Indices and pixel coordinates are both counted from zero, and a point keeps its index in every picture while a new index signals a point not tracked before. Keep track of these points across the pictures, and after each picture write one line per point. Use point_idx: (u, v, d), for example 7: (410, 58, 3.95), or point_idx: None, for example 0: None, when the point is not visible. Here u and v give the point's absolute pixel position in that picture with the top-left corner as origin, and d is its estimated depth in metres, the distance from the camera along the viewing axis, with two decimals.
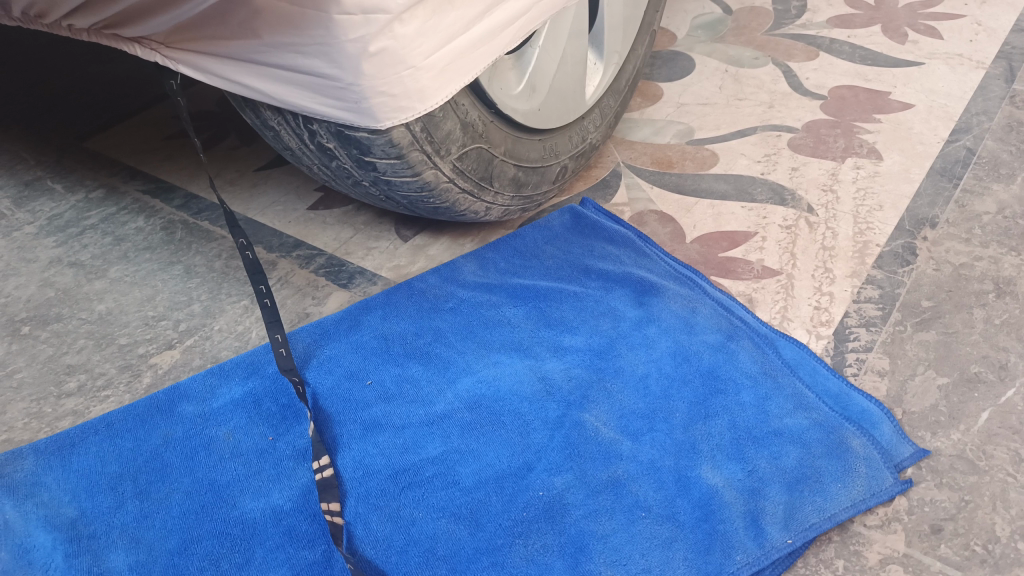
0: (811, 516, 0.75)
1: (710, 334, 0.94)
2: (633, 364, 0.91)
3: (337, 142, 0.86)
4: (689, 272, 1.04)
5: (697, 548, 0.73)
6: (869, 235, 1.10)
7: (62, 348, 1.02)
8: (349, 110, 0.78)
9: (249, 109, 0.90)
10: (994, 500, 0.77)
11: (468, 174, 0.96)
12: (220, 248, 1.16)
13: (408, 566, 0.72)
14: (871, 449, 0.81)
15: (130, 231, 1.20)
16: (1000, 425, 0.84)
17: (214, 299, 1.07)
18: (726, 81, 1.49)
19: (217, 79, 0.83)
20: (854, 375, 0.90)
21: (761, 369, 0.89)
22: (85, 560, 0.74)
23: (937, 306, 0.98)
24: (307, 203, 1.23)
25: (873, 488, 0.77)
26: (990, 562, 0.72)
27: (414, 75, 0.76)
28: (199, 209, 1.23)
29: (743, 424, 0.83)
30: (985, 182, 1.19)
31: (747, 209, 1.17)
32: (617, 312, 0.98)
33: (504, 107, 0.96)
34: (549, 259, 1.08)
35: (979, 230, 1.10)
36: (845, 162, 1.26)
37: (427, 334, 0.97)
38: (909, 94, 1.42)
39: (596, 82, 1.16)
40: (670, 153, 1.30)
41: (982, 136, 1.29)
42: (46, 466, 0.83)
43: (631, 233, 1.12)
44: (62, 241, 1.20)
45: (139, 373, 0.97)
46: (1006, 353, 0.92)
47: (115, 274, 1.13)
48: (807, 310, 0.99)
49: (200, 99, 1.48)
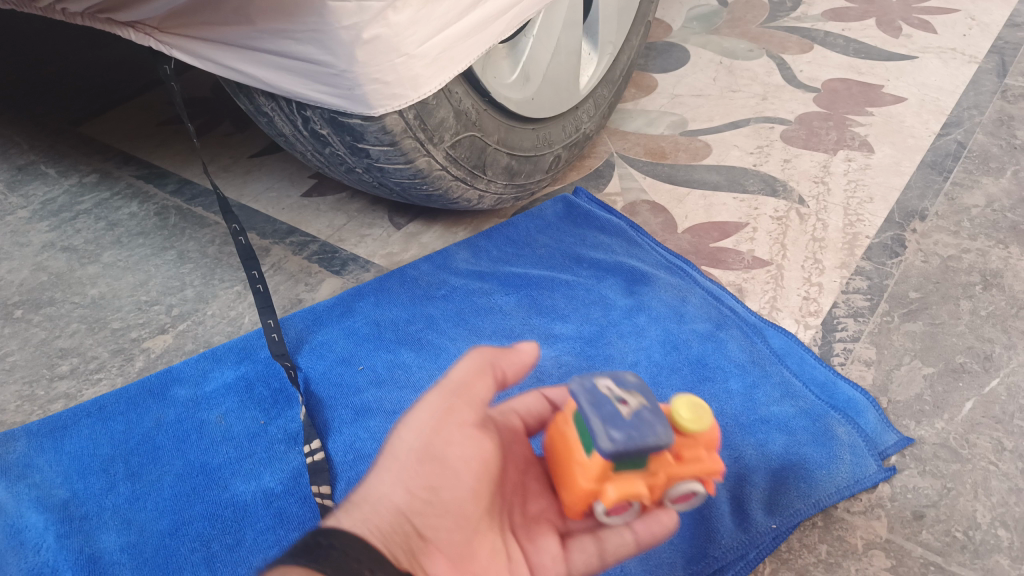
0: (796, 502, 0.76)
1: (699, 323, 0.95)
2: (623, 352, 0.92)
3: (331, 128, 0.86)
4: (680, 262, 1.05)
5: (683, 533, 0.74)
6: (859, 227, 1.11)
7: (55, 332, 1.02)
8: (342, 97, 0.78)
9: (243, 96, 0.91)
10: (975, 488, 0.78)
11: (461, 162, 0.97)
12: (214, 234, 1.16)
13: None
14: (855, 437, 0.82)
15: (124, 216, 1.20)
16: (984, 414, 0.85)
17: (207, 285, 1.08)
18: (721, 73, 1.50)
19: (212, 65, 0.83)
20: (841, 365, 0.91)
21: (748, 357, 0.90)
22: (77, 540, 0.75)
23: (924, 298, 0.99)
24: (300, 190, 1.23)
25: (858, 475, 0.78)
26: (970, 548, 0.74)
27: (407, 63, 0.76)
28: (193, 194, 1.23)
29: (731, 411, 0.84)
30: (974, 176, 1.20)
31: (738, 200, 1.18)
32: (607, 301, 0.99)
33: (498, 96, 0.96)
34: (541, 247, 1.09)
35: (968, 222, 1.11)
36: (837, 155, 1.26)
37: (419, 320, 0.97)
38: (901, 88, 1.42)
39: (590, 72, 1.16)
40: (663, 144, 1.30)
41: (973, 130, 1.30)
42: (38, 448, 0.84)
43: (623, 223, 1.12)
44: (55, 225, 1.20)
45: (131, 357, 0.98)
46: (991, 344, 0.93)
47: (109, 258, 1.13)
48: (796, 301, 1.00)
49: (195, 85, 1.49)
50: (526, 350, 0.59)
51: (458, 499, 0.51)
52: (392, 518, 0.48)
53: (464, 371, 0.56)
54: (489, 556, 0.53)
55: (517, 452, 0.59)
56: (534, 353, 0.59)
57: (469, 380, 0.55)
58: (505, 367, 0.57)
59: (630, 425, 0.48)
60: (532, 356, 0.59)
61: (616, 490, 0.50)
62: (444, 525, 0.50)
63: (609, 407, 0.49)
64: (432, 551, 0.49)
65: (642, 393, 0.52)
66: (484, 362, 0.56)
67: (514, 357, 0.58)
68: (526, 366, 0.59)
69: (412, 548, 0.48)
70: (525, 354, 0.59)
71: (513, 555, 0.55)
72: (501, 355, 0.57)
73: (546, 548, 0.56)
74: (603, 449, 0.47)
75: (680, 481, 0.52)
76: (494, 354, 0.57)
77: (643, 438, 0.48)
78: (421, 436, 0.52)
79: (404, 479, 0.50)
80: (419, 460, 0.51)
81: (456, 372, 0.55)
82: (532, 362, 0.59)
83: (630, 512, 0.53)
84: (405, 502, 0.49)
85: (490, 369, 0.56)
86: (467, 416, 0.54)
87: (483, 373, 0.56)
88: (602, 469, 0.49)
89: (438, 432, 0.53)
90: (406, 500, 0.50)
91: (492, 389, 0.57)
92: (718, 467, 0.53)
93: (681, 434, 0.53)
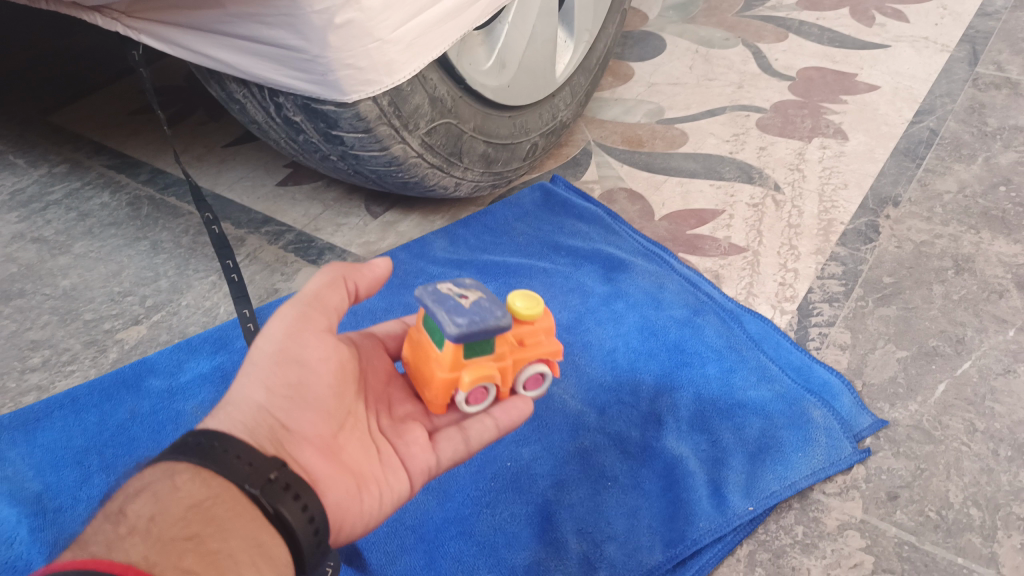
0: (771, 484, 0.77)
1: (676, 310, 0.95)
2: (601, 338, 0.92)
3: (305, 115, 0.85)
4: (658, 249, 1.05)
5: (660, 516, 0.74)
6: (834, 213, 1.12)
7: (26, 324, 1.00)
8: (315, 83, 0.77)
9: (214, 82, 0.89)
10: (947, 468, 0.80)
11: (437, 149, 0.96)
12: (187, 224, 1.15)
13: (376, 536, 0.71)
14: (831, 420, 0.82)
15: (95, 206, 1.18)
16: (956, 396, 0.86)
17: (182, 275, 1.06)
18: (697, 61, 1.50)
19: (182, 50, 0.82)
20: (817, 349, 0.92)
21: (725, 342, 0.91)
22: (50, 534, 0.74)
23: (898, 283, 1.00)
24: (276, 179, 1.22)
25: (833, 457, 0.79)
26: (943, 527, 0.75)
27: (380, 48, 0.75)
28: (166, 184, 1.22)
29: (708, 395, 0.85)
30: (946, 162, 1.21)
31: (715, 187, 1.18)
32: (585, 289, 0.99)
33: (473, 83, 0.96)
34: (519, 235, 1.09)
35: (940, 208, 1.12)
36: (812, 142, 1.27)
37: (396, 309, 0.97)
38: (875, 76, 1.44)
39: (566, 60, 1.15)
40: (641, 132, 1.31)
41: (945, 118, 1.32)
42: (10, 441, 0.82)
43: (600, 211, 1.12)
44: (25, 216, 1.17)
45: (104, 349, 0.96)
46: (963, 327, 0.95)
47: (80, 249, 1.11)
48: (772, 286, 1.01)
49: (168, 73, 1.46)
50: (379, 267, 0.67)
51: (319, 397, 0.60)
52: (255, 414, 0.58)
53: (318, 285, 0.63)
54: (357, 447, 0.61)
55: (379, 366, 0.69)
56: (387, 268, 0.68)
57: (322, 292, 0.62)
58: (359, 283, 0.65)
59: (473, 311, 0.60)
60: (384, 273, 0.67)
61: (469, 373, 0.61)
62: (306, 418, 0.59)
63: (453, 301, 0.61)
64: (298, 441, 0.58)
65: (479, 291, 0.64)
66: (336, 276, 0.63)
67: (366, 273, 0.66)
68: (379, 280, 0.67)
69: (277, 438, 0.57)
70: (378, 270, 0.67)
71: (384, 447, 0.63)
72: (355, 272, 0.65)
73: (415, 441, 0.63)
74: (452, 334, 0.58)
75: (522, 361, 0.65)
76: (347, 271, 0.65)
77: (483, 321, 0.59)
78: (280, 342, 0.60)
79: (265, 381, 0.59)
80: (278, 363, 0.59)
81: (311, 285, 0.63)
82: (385, 277, 0.67)
83: (486, 394, 0.64)
84: (267, 399, 0.58)
85: (342, 282, 0.63)
86: (323, 323, 0.62)
87: (335, 286, 0.63)
88: (455, 355, 0.61)
89: (295, 339, 0.60)
90: (267, 398, 0.58)
91: (346, 301, 0.64)
92: (552, 347, 0.66)
93: (522, 324, 0.66)
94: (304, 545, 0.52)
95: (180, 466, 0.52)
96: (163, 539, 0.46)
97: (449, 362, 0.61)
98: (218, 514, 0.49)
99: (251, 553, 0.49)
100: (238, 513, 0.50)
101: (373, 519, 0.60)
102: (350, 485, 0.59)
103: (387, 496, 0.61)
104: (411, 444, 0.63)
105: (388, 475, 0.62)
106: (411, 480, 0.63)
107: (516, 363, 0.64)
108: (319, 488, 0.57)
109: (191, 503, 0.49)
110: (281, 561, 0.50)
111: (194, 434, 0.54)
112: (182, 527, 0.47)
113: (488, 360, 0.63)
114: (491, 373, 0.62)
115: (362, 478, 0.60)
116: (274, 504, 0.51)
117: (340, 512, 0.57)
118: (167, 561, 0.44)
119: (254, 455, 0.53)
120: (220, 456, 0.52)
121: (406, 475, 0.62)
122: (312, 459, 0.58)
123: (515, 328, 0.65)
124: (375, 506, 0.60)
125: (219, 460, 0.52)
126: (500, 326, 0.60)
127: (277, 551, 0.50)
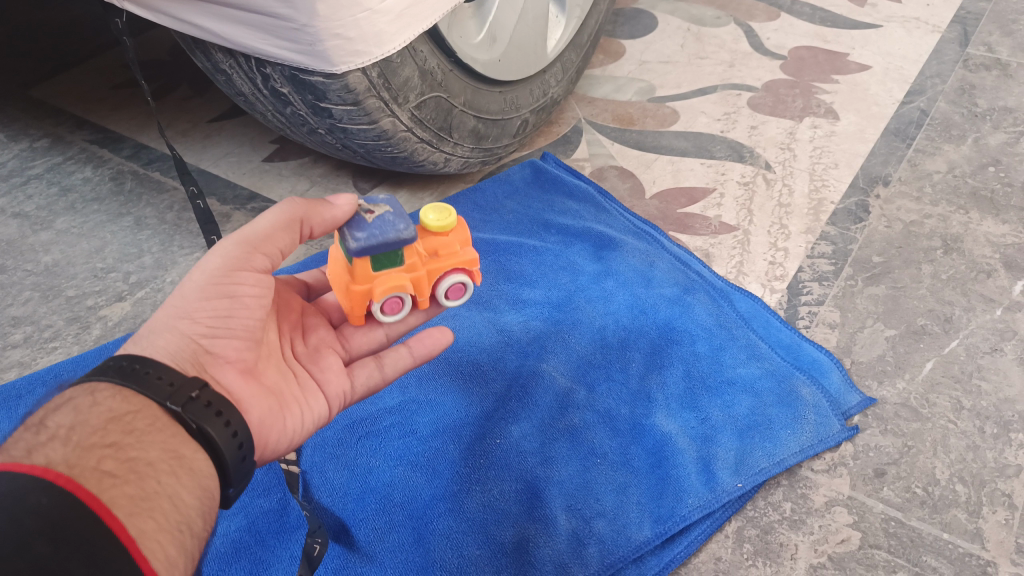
0: (760, 461, 0.77)
1: (666, 288, 0.94)
2: (590, 316, 0.91)
3: (292, 87, 0.83)
4: (649, 228, 1.04)
5: (650, 493, 0.74)
6: (824, 192, 1.12)
7: (7, 300, 0.98)
8: (304, 53, 0.76)
9: (199, 52, 0.87)
10: (934, 445, 0.80)
11: (427, 123, 0.95)
12: (172, 200, 1.13)
13: (365, 513, 0.71)
14: (819, 398, 0.82)
15: (77, 181, 1.16)
16: (943, 374, 0.87)
17: (166, 252, 1.05)
18: (688, 39, 1.49)
19: (164, 17, 0.79)
20: (806, 328, 0.92)
21: (715, 321, 0.90)
22: None
23: (887, 262, 1.00)
24: (262, 155, 1.20)
25: (821, 435, 0.79)
26: (929, 503, 0.75)
27: (371, 18, 0.75)
28: (150, 159, 1.20)
29: (697, 372, 0.85)
30: (936, 143, 1.21)
31: (705, 165, 1.18)
32: (576, 267, 0.98)
33: (464, 56, 0.95)
34: (509, 213, 1.08)
35: (929, 188, 1.12)
36: (803, 122, 1.27)
37: None
38: (866, 56, 1.43)
39: (557, 36, 1.14)
40: (631, 110, 1.30)
41: (935, 99, 1.31)
42: None
43: (591, 188, 1.11)
44: (5, 191, 1.15)
45: (88, 325, 0.95)
46: (951, 306, 0.95)
47: (62, 224, 1.09)
48: (762, 265, 1.01)
49: (152, 46, 1.44)
50: (343, 205, 0.62)
51: (245, 325, 0.59)
52: (179, 342, 0.56)
53: (268, 223, 0.61)
54: (275, 371, 0.62)
55: (292, 297, 0.69)
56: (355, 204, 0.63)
57: (273, 231, 0.61)
58: (314, 223, 0.62)
59: (373, 226, 0.62)
60: (348, 211, 0.62)
61: (380, 285, 0.63)
62: (233, 345, 0.59)
63: (357, 218, 0.63)
64: (221, 363, 0.58)
65: (390, 204, 0.65)
66: (292, 217, 0.62)
67: (325, 215, 0.61)
68: (339, 224, 0.62)
69: (200, 361, 0.57)
70: (341, 209, 0.62)
71: (300, 372, 0.64)
72: (314, 211, 0.61)
73: (330, 366, 0.65)
74: (351, 250, 0.61)
75: (437, 272, 0.66)
76: (307, 210, 0.62)
77: (383, 235, 0.61)
78: (212, 274, 0.58)
79: (195, 309, 0.57)
80: (207, 294, 0.58)
81: (263, 222, 0.61)
82: (348, 218, 0.62)
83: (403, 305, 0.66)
84: (189, 328, 0.57)
85: (297, 225, 0.62)
86: (261, 264, 0.61)
87: (287, 228, 0.62)
88: (365, 269, 0.63)
89: (227, 272, 0.59)
90: (190, 327, 0.57)
91: (296, 242, 0.64)
92: (469, 258, 0.67)
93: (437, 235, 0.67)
94: (229, 461, 0.52)
95: (100, 384, 0.50)
96: (83, 444, 0.45)
97: (359, 275, 0.63)
98: (138, 426, 0.49)
99: (171, 463, 0.48)
100: (159, 428, 0.50)
101: (295, 436, 0.62)
102: (272, 404, 0.60)
103: (307, 415, 0.62)
104: (326, 369, 0.65)
105: (307, 397, 0.63)
106: (329, 404, 0.65)
107: (430, 274, 0.66)
108: (242, 408, 0.58)
109: (111, 415, 0.49)
110: (203, 474, 0.50)
111: (116, 359, 0.53)
112: (102, 435, 0.47)
113: (400, 272, 0.64)
114: (403, 284, 0.64)
115: (283, 399, 0.61)
116: (197, 421, 0.51)
117: (263, 430, 0.59)
118: (86, 463, 0.44)
119: (175, 375, 0.52)
120: (141, 376, 0.51)
121: (324, 398, 0.64)
122: (233, 381, 0.58)
123: (429, 240, 0.67)
124: (297, 424, 0.61)
125: (140, 380, 0.51)
126: (402, 239, 0.62)
127: (198, 464, 0.50)
